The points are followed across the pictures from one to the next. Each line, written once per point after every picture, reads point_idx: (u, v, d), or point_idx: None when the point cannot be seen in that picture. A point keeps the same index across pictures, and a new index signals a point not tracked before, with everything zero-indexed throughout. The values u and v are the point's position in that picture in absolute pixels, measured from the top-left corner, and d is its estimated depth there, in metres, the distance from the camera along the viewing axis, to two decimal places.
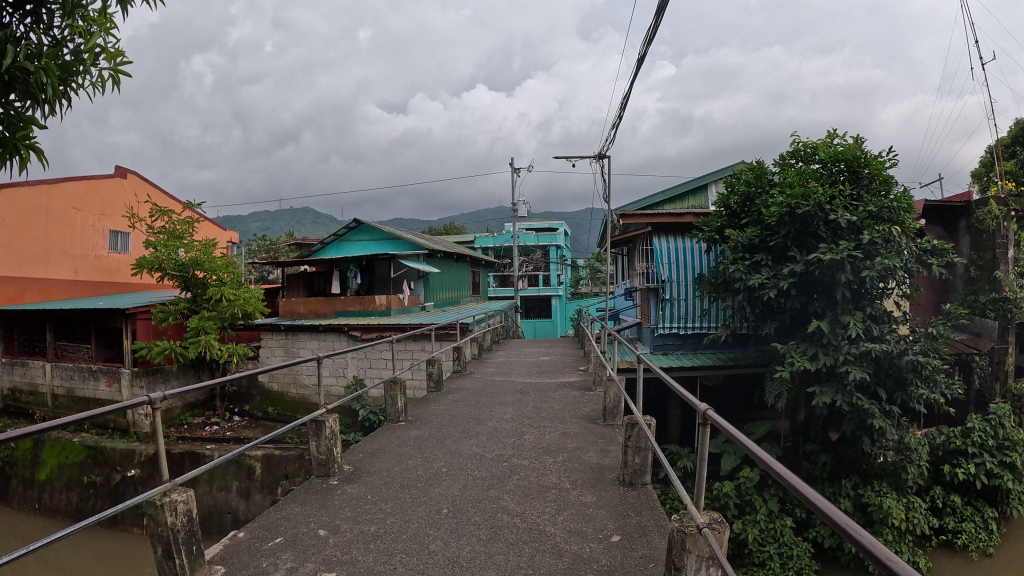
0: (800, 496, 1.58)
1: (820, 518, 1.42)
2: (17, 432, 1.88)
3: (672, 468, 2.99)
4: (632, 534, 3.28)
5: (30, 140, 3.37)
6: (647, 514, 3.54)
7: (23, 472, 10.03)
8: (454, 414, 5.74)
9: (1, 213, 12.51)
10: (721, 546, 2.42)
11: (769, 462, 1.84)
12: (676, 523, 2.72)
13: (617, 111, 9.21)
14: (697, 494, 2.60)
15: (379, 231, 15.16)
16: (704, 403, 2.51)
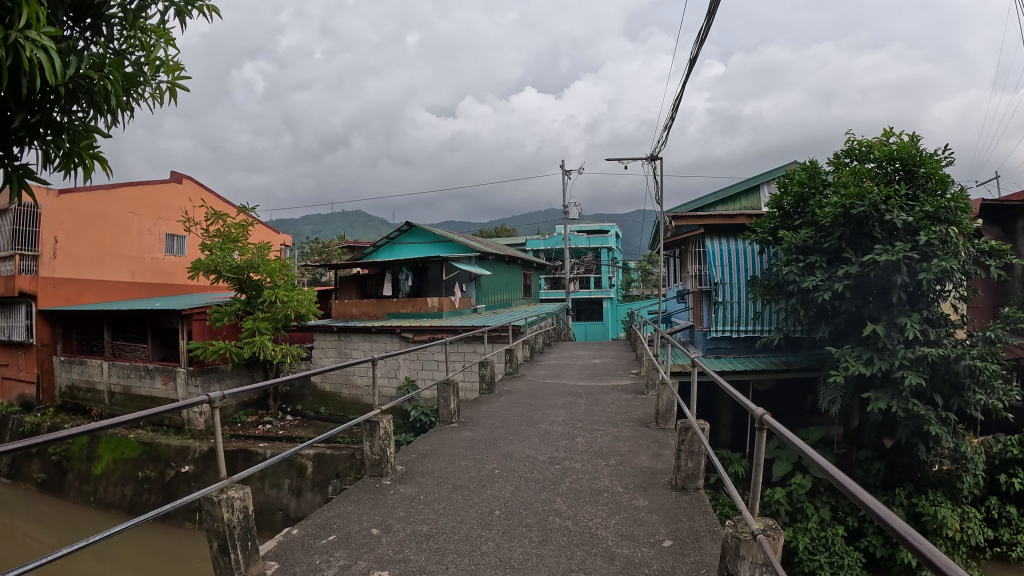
0: (855, 501, 1.54)
1: (878, 524, 1.39)
2: (72, 430, 1.95)
3: (727, 473, 2.94)
4: (684, 539, 3.23)
5: (94, 149, 3.48)
6: (699, 519, 3.48)
7: (80, 466, 10.43)
8: (506, 416, 5.73)
9: (61, 217, 12.97)
10: (776, 552, 2.37)
11: (824, 465, 1.81)
12: (730, 529, 2.67)
13: (668, 111, 9.14)
14: (752, 500, 2.55)
15: (431, 234, 15.28)
16: (760, 407, 2.45)
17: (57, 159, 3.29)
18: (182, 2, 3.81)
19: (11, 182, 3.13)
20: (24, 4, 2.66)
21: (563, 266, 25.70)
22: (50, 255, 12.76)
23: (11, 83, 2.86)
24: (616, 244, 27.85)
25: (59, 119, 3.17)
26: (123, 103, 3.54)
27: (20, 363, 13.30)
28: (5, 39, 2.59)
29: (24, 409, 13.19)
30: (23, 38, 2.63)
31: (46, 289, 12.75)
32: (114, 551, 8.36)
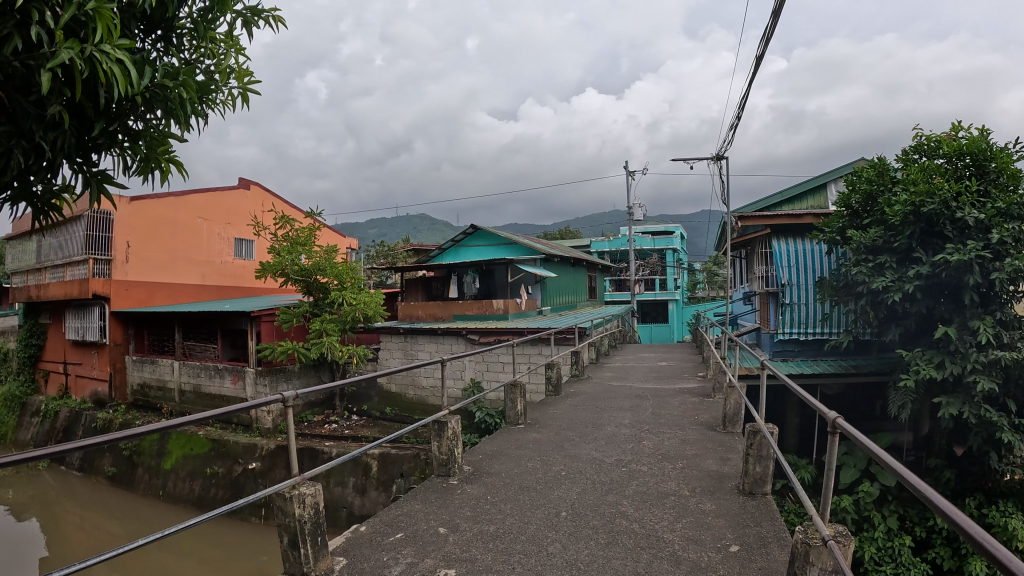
0: (927, 505, 1.52)
1: (957, 534, 1.32)
2: (144, 429, 2.05)
3: (797, 480, 2.86)
4: (751, 545, 3.15)
5: (170, 154, 3.58)
6: (767, 525, 3.40)
7: (151, 461, 10.81)
8: (573, 418, 5.73)
9: (133, 223, 13.48)
10: (847, 560, 2.29)
11: (903, 473, 1.74)
12: (800, 535, 2.60)
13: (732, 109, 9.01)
14: (823, 506, 2.47)
15: (495, 237, 15.36)
16: (833, 411, 2.38)
17: (134, 165, 3.38)
18: (250, 12, 3.89)
19: (92, 188, 3.22)
20: (101, 17, 2.74)
21: (629, 267, 25.63)
22: (122, 259, 13.27)
23: (92, 94, 2.95)
24: (681, 246, 27.53)
25: (137, 128, 3.26)
26: (197, 109, 3.62)
27: (94, 362, 13.85)
28: (83, 54, 2.66)
29: (98, 405, 13.71)
30: (101, 52, 2.70)
31: (119, 292, 13.24)
32: (182, 543, 8.63)
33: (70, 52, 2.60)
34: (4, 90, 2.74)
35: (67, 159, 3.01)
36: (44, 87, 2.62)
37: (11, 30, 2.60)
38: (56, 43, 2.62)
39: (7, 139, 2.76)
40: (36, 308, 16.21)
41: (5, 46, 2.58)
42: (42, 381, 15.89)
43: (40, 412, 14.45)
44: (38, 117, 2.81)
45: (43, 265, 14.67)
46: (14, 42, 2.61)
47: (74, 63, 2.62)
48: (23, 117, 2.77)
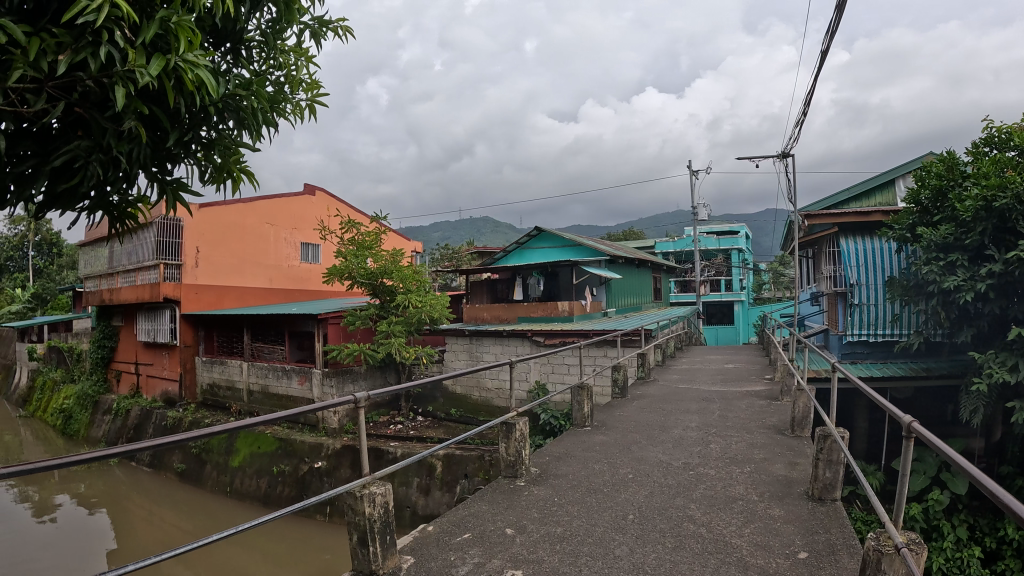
0: (1000, 506, 1.46)
1: None
2: (208, 431, 2.17)
3: (871, 488, 2.76)
4: (820, 552, 3.06)
5: (242, 163, 3.64)
6: (837, 532, 3.29)
7: (219, 458, 11.13)
8: (639, 420, 5.68)
9: (202, 229, 13.93)
10: (920, 567, 2.21)
11: (979, 478, 1.65)
12: (872, 542, 2.52)
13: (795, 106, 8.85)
14: (896, 513, 2.37)
15: (560, 239, 15.34)
16: (908, 414, 2.29)
17: (207, 173, 3.43)
18: (317, 23, 3.96)
19: (167, 195, 3.28)
20: (175, 31, 2.74)
21: (693, 268, 25.47)
22: (192, 264, 13.72)
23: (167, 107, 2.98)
24: (746, 245, 27.07)
25: (210, 137, 3.31)
26: (269, 119, 3.69)
27: (164, 363, 14.28)
28: (160, 70, 2.67)
29: (168, 404, 14.10)
30: (181, 63, 2.73)
31: (189, 295, 13.66)
32: (251, 539, 8.82)
33: (148, 69, 2.60)
34: (82, 105, 2.76)
35: (142, 169, 3.06)
36: (123, 103, 2.63)
37: (88, 49, 2.60)
38: (134, 61, 2.63)
39: (86, 151, 2.78)
40: (108, 311, 16.86)
41: (84, 64, 2.59)
42: (114, 381, 16.48)
43: (113, 410, 14.98)
44: (115, 130, 2.82)
45: (115, 269, 15.24)
46: (92, 60, 2.61)
47: (152, 79, 2.63)
48: (100, 131, 2.78)
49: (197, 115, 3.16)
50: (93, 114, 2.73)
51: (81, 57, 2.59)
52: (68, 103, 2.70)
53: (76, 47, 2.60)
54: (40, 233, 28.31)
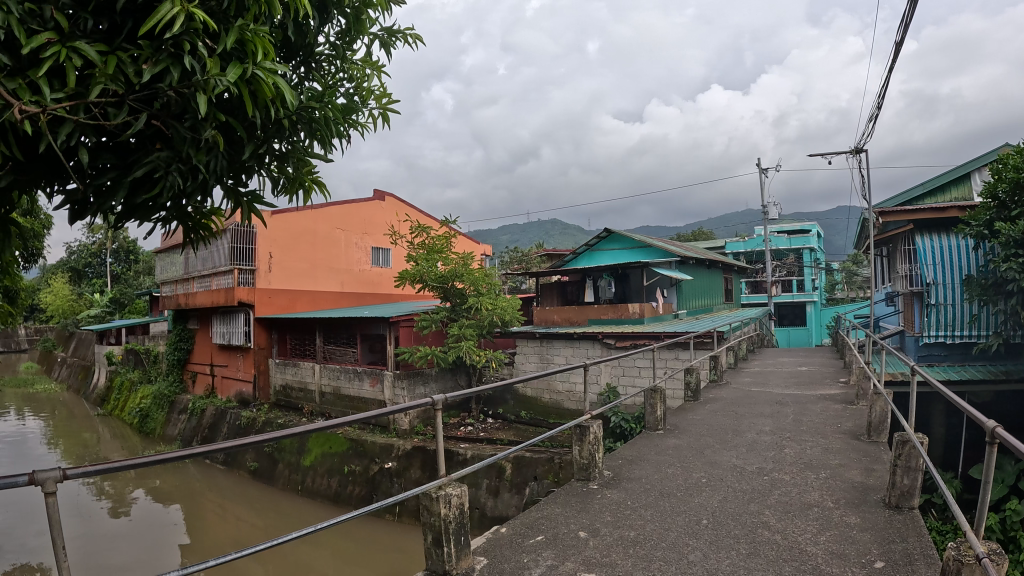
0: None
1: None
2: (278, 433, 2.27)
3: (950, 493, 2.68)
4: (898, 562, 2.95)
5: (311, 174, 3.70)
6: (916, 540, 3.16)
7: (291, 458, 11.44)
8: (713, 424, 5.66)
9: (275, 235, 14.43)
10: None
11: None
12: (952, 551, 2.43)
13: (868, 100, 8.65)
14: (978, 522, 2.29)
15: (630, 240, 15.26)
16: (992, 419, 2.21)
17: (280, 184, 3.48)
18: (385, 34, 4.03)
19: (241, 206, 3.35)
20: (249, 41, 2.77)
21: (765, 268, 25.13)
22: (265, 269, 14.22)
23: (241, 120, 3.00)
24: (818, 244, 26.45)
25: (283, 149, 3.36)
26: (340, 130, 3.75)
27: (239, 364, 14.71)
28: (237, 80, 2.68)
29: (242, 404, 14.49)
30: (259, 71, 2.75)
31: (263, 298, 14.12)
32: (326, 539, 9.00)
33: (226, 80, 2.61)
34: (160, 118, 2.79)
35: (218, 181, 3.08)
36: (203, 113, 2.65)
37: (167, 61, 2.63)
38: (212, 71, 2.64)
39: (166, 163, 2.78)
40: (185, 314, 17.54)
41: (164, 76, 2.62)
42: (190, 381, 17.07)
43: (188, 409, 15.53)
44: (194, 142, 2.84)
45: (191, 275, 15.87)
46: (171, 73, 2.63)
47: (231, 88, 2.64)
48: (180, 142, 2.79)
49: (272, 126, 3.19)
50: (172, 126, 2.74)
51: (161, 70, 2.62)
52: (147, 116, 2.73)
53: (155, 60, 2.64)
54: (118, 241, 29.79)
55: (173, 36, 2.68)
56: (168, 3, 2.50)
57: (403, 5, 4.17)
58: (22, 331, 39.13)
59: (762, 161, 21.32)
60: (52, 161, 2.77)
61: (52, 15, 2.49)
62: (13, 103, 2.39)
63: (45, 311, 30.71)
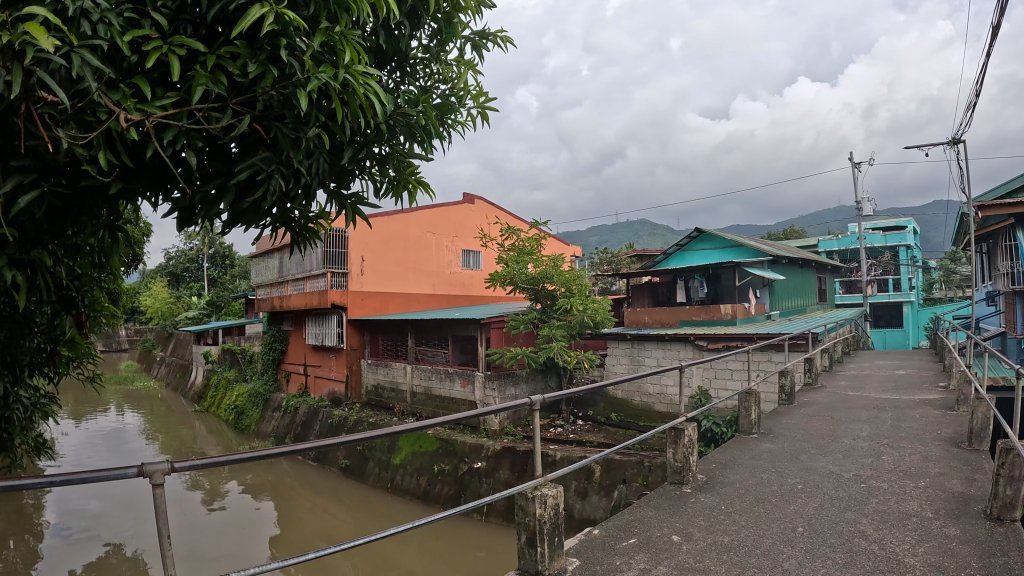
0: None
1: None
2: (375, 433, 2.34)
3: None
4: None
5: (416, 176, 3.76)
6: (1019, 555, 3.00)
7: (381, 456, 11.75)
8: (810, 429, 5.55)
9: (369, 239, 14.90)
10: None
11: None
12: None
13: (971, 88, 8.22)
14: None
15: (722, 239, 15.01)
16: None
17: (381, 185, 3.54)
18: (477, 35, 4.11)
19: (344, 209, 3.40)
20: (343, 45, 2.80)
21: (859, 267, 24.29)
22: (358, 272, 14.68)
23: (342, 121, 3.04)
24: (915, 242, 25.36)
25: (384, 152, 3.42)
26: (441, 130, 3.82)
27: (332, 364, 15.22)
28: (335, 78, 2.72)
29: (334, 403, 14.95)
30: (353, 71, 2.77)
31: (357, 301, 14.58)
32: (423, 539, 9.17)
33: (321, 78, 2.65)
34: (262, 121, 2.84)
35: (320, 183, 3.12)
36: (303, 111, 2.69)
37: (262, 64, 2.68)
38: (310, 70, 2.68)
39: (268, 165, 2.82)
40: (279, 316, 18.27)
41: (263, 78, 2.67)
42: (283, 381, 17.73)
43: (283, 407, 16.14)
44: (295, 143, 2.88)
45: (285, 279, 16.52)
46: (270, 75, 2.68)
47: (328, 86, 2.68)
48: (282, 144, 2.83)
49: (371, 128, 3.23)
50: (274, 126, 2.80)
51: (260, 72, 2.67)
52: (251, 118, 2.78)
53: (254, 63, 2.70)
54: (215, 247, 31.36)
55: (269, 38, 2.74)
56: (259, 6, 2.50)
57: (494, 7, 4.24)
58: (123, 333, 41.50)
59: (854, 156, 20.65)
60: (159, 167, 2.82)
61: (150, 24, 2.57)
62: (116, 112, 2.42)
63: (146, 312, 32.49)
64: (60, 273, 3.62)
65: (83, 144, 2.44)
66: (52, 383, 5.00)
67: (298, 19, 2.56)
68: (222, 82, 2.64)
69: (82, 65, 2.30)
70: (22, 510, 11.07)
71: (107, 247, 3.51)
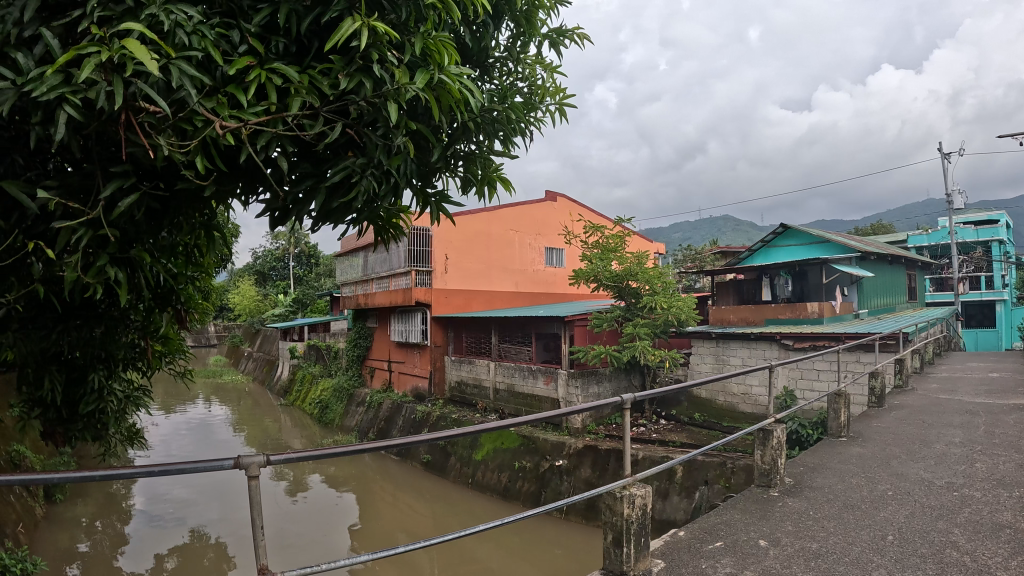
0: None
1: None
2: (465, 431, 2.36)
3: None
4: None
5: (497, 172, 3.74)
6: None
7: (463, 452, 11.93)
8: (900, 433, 5.32)
9: (454, 237, 15.15)
10: None
11: None
12: None
13: None
14: None
15: (808, 235, 14.54)
16: None
17: (465, 184, 3.54)
18: (555, 32, 4.10)
19: (429, 207, 3.41)
20: (433, 51, 2.81)
21: (951, 263, 23.15)
22: (442, 270, 14.92)
23: (430, 123, 3.06)
24: (1011, 236, 23.99)
25: (469, 151, 3.44)
26: (522, 127, 3.80)
27: (415, 361, 15.55)
28: (425, 85, 2.73)
29: (417, 399, 15.24)
30: (445, 76, 2.77)
31: (440, 298, 14.84)
32: (503, 537, 9.22)
33: (414, 88, 2.67)
34: (354, 126, 2.86)
35: (407, 183, 3.12)
36: (394, 119, 2.71)
37: (355, 73, 2.72)
38: (401, 78, 2.71)
39: (361, 167, 2.84)
40: (364, 313, 18.76)
41: (354, 86, 2.71)
42: (367, 376, 18.16)
43: (367, 402, 16.55)
44: (386, 147, 2.89)
45: (369, 277, 16.94)
46: (360, 82, 2.72)
47: (418, 95, 2.69)
48: (373, 148, 2.84)
49: (459, 129, 3.25)
50: (365, 131, 2.81)
51: (353, 80, 2.71)
52: (342, 124, 2.81)
53: (345, 73, 2.74)
54: (300, 246, 32.56)
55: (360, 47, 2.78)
56: (352, 20, 2.59)
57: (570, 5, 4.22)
58: (213, 329, 43.45)
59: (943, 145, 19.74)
60: (251, 170, 2.90)
61: (241, 37, 2.66)
62: (213, 120, 2.50)
63: (234, 310, 33.92)
64: (156, 272, 3.75)
65: (182, 152, 2.52)
66: (147, 377, 5.18)
67: (392, 31, 2.62)
68: (314, 90, 2.69)
69: (180, 76, 2.39)
70: (114, 497, 11.70)
71: (202, 246, 3.62)
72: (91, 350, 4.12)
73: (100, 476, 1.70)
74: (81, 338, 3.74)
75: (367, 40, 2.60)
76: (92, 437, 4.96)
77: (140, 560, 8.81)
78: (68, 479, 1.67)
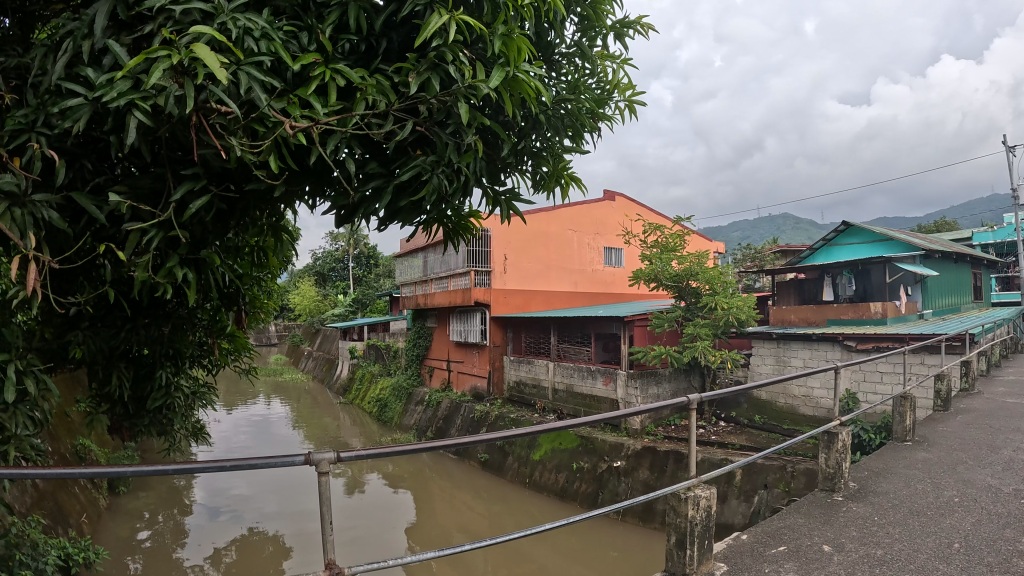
0: None
1: None
2: (529, 430, 2.39)
3: None
4: None
5: (567, 168, 3.75)
6: None
7: (522, 451, 12.01)
8: (968, 437, 5.16)
9: (513, 237, 15.24)
10: None
11: None
12: None
13: None
14: None
15: (872, 233, 14.14)
16: None
17: (535, 181, 3.56)
18: (620, 24, 4.11)
19: (499, 206, 3.43)
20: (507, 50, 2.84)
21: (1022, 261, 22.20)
22: (500, 270, 15.04)
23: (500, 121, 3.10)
24: None
25: (539, 148, 3.47)
26: (592, 122, 3.81)
27: (474, 361, 15.71)
28: (498, 84, 2.77)
29: (475, 398, 15.38)
30: (519, 75, 2.79)
31: (499, 298, 14.97)
32: (560, 539, 9.21)
33: (485, 86, 2.71)
34: (424, 125, 2.91)
35: (476, 182, 3.16)
36: (463, 118, 2.75)
37: (427, 72, 2.77)
38: (472, 77, 2.75)
39: (430, 165, 2.90)
40: (423, 313, 19.00)
41: (424, 86, 2.76)
42: (426, 375, 18.39)
43: (426, 401, 16.75)
44: (456, 145, 2.93)
45: (429, 277, 17.17)
46: (431, 82, 2.77)
47: (488, 93, 2.73)
48: (443, 146, 2.89)
49: (528, 125, 3.28)
50: (435, 131, 2.86)
51: (426, 79, 2.77)
52: (412, 123, 2.87)
53: (418, 72, 2.79)
54: (359, 247, 33.14)
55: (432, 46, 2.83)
56: (437, 15, 2.63)
57: None
58: (274, 329, 44.54)
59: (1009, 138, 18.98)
60: (320, 170, 2.99)
61: (310, 42, 2.72)
62: (284, 120, 2.57)
63: (295, 310, 34.75)
64: (223, 272, 3.86)
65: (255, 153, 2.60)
66: (212, 374, 5.35)
67: (471, 27, 2.66)
68: (385, 90, 2.77)
69: (251, 82, 2.48)
70: (175, 490, 12.13)
71: (270, 247, 3.72)
72: (161, 347, 4.25)
73: (175, 468, 1.79)
74: (149, 336, 3.89)
75: (449, 36, 2.66)
76: (158, 432, 5.11)
77: (200, 551, 9.13)
78: (146, 472, 1.77)
